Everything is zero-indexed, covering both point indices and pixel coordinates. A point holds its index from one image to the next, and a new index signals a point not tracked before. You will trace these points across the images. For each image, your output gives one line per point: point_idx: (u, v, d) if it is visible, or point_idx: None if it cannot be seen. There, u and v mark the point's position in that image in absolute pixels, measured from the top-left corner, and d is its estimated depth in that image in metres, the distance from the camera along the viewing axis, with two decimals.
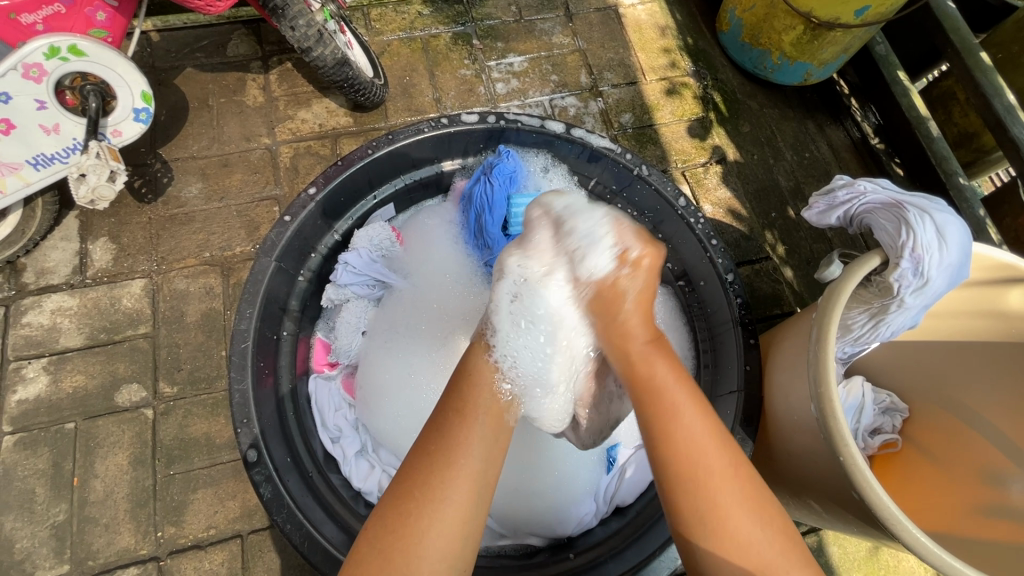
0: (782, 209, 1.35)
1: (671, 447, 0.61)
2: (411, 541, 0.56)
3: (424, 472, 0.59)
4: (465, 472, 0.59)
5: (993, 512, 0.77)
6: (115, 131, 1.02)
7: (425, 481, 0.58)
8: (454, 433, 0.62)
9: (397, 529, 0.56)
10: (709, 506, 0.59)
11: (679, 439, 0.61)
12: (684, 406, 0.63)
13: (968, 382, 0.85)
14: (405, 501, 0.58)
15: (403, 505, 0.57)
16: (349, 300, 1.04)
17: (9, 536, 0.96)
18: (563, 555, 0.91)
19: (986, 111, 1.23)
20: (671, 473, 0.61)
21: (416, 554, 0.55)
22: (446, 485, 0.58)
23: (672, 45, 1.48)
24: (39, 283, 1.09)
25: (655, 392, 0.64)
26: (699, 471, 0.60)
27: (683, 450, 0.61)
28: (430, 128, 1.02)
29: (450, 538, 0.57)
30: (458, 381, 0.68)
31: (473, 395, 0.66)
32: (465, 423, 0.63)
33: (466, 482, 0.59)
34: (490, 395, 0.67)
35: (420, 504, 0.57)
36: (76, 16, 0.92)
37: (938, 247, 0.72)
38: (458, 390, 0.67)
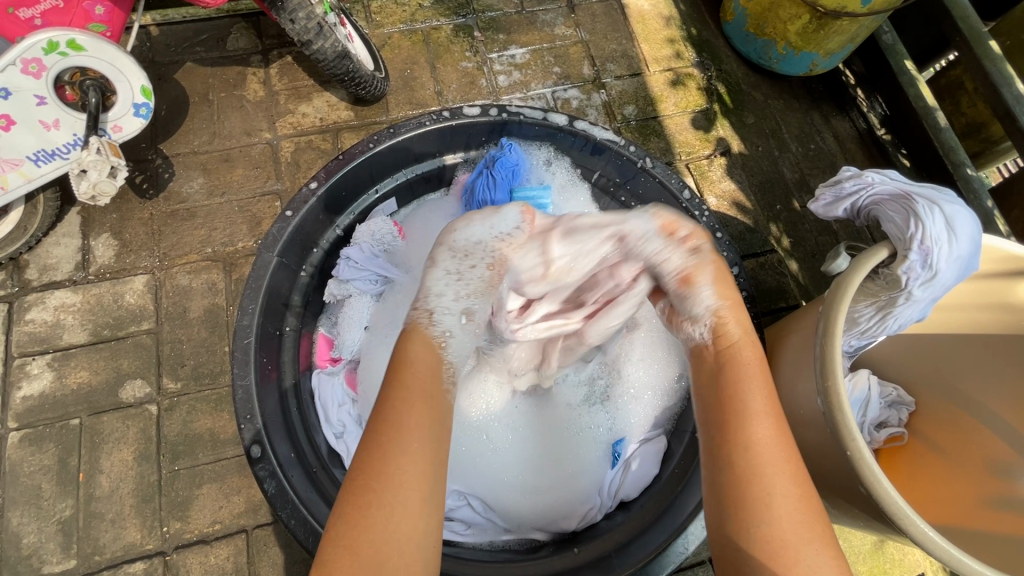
0: (787, 201, 1.34)
1: (740, 442, 0.56)
2: (372, 530, 0.52)
3: (374, 458, 0.55)
4: (415, 455, 0.56)
5: (1002, 504, 0.76)
6: (115, 126, 1.02)
7: (379, 470, 0.54)
8: (392, 415, 0.57)
9: (357, 521, 0.52)
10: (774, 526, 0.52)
11: (755, 449, 0.56)
12: (752, 401, 0.59)
13: (976, 375, 0.84)
14: (363, 469, 0.55)
15: (359, 496, 0.53)
16: (352, 296, 1.04)
17: (16, 532, 0.97)
18: (567, 550, 0.90)
19: (995, 101, 1.21)
20: (737, 486, 0.54)
21: (377, 522, 0.52)
22: (399, 470, 0.54)
23: (675, 35, 1.46)
24: (42, 280, 1.09)
25: (729, 384, 0.60)
26: (762, 469, 0.55)
27: (756, 462, 0.55)
28: (432, 121, 1.01)
29: (412, 525, 0.53)
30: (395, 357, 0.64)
31: (410, 377, 0.61)
32: (407, 405, 0.58)
33: (419, 461, 0.56)
34: (429, 374, 0.63)
35: (376, 494, 0.53)
36: (74, 11, 0.92)
37: (947, 238, 0.71)
38: (393, 373, 0.62)
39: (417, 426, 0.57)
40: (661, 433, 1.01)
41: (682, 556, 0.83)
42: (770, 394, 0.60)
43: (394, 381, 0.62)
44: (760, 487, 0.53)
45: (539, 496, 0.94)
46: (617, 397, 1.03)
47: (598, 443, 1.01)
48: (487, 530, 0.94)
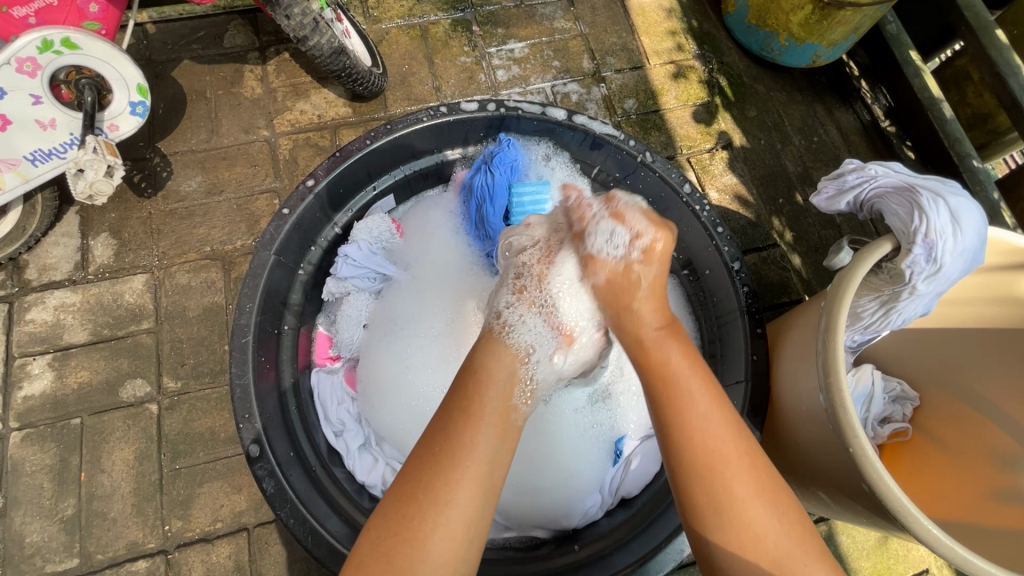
0: (790, 195, 1.32)
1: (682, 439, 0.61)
2: (414, 542, 0.54)
3: (430, 471, 0.58)
4: (471, 475, 0.58)
5: (1003, 497, 0.75)
6: (112, 125, 1.01)
7: (429, 483, 0.57)
8: (457, 432, 0.60)
9: (402, 531, 0.55)
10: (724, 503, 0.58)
11: (703, 449, 0.60)
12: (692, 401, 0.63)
13: (980, 369, 0.83)
14: (409, 503, 0.56)
15: (405, 507, 0.56)
16: (350, 293, 1.02)
17: (19, 531, 0.97)
18: (568, 547, 0.91)
19: (1001, 91, 1.20)
20: (690, 476, 0.60)
21: (419, 558, 0.54)
22: (450, 488, 0.57)
23: (676, 28, 1.45)
24: (41, 280, 1.09)
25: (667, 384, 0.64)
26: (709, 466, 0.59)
27: (703, 457, 0.60)
28: (429, 117, 1.00)
29: (453, 542, 0.55)
30: (464, 379, 0.66)
31: (478, 398, 0.63)
32: (471, 423, 0.61)
33: (471, 484, 0.58)
34: (496, 395, 0.65)
35: (423, 506, 0.56)
36: (68, 8, 0.91)
37: (953, 231, 0.69)
38: (462, 388, 0.65)
39: (478, 445, 0.60)
40: None
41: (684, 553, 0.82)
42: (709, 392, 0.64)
43: (463, 411, 0.62)
44: (719, 489, 0.58)
45: (540, 496, 0.93)
46: (619, 394, 1.01)
47: (599, 440, 0.99)
48: None
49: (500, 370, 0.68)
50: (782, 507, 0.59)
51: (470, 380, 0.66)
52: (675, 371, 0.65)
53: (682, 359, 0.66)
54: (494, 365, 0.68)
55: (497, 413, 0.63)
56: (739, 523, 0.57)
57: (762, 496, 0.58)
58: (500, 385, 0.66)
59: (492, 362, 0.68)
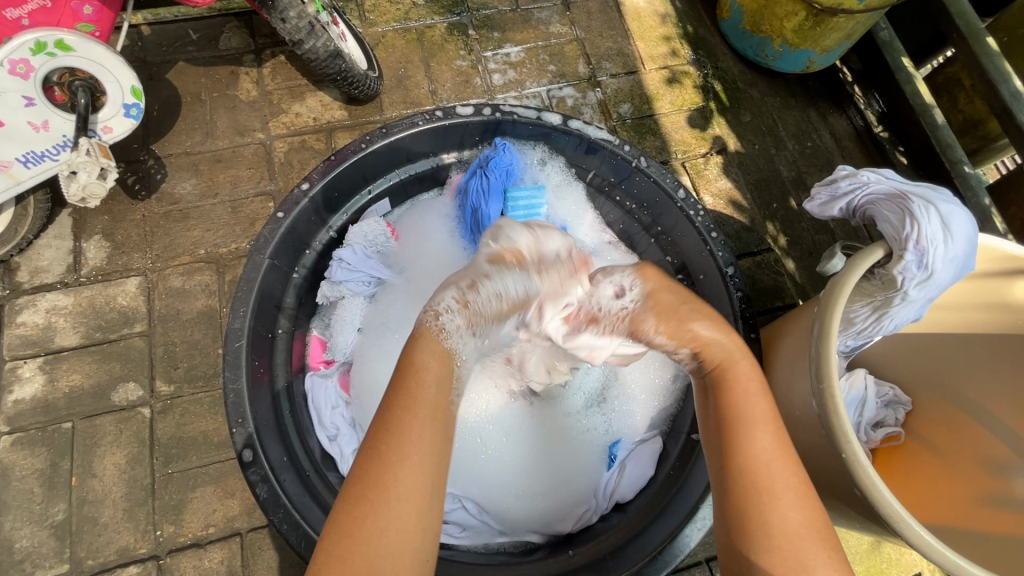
0: (784, 200, 1.33)
1: (749, 453, 0.60)
2: (366, 541, 0.53)
3: (376, 468, 0.56)
4: (415, 466, 0.56)
5: (997, 503, 0.76)
6: (105, 127, 1.01)
7: (377, 482, 0.55)
8: (399, 426, 0.58)
9: (353, 533, 0.53)
10: (774, 521, 0.55)
11: (754, 454, 0.60)
12: (760, 419, 0.63)
13: (972, 375, 0.84)
14: (356, 502, 0.54)
15: (356, 507, 0.54)
16: (345, 297, 1.03)
17: (9, 536, 0.96)
18: (563, 553, 0.90)
19: (992, 97, 1.21)
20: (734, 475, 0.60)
21: (377, 556, 0.52)
22: (395, 483, 0.55)
23: (671, 33, 1.45)
24: (33, 282, 1.08)
25: (734, 402, 0.64)
26: (770, 480, 0.58)
27: (752, 462, 0.59)
28: (425, 121, 1.00)
29: (407, 537, 0.54)
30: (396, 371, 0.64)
31: (417, 388, 0.62)
32: (414, 414, 0.60)
33: (417, 473, 0.56)
34: (434, 383, 0.64)
35: (372, 504, 0.54)
36: (62, 10, 0.91)
37: (943, 238, 0.70)
38: (397, 379, 0.63)
39: (417, 436, 0.58)
40: (657, 433, 1.00)
41: (678, 558, 0.82)
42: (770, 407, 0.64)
43: (401, 399, 0.61)
44: (760, 488, 0.57)
45: (534, 501, 0.93)
46: (612, 399, 1.02)
47: (594, 444, 1.00)
48: (482, 533, 0.93)
49: (429, 361, 0.65)
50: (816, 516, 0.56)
51: (401, 373, 0.63)
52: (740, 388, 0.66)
53: (750, 381, 0.67)
54: (424, 355, 0.66)
55: (436, 398, 0.62)
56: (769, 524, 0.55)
57: (799, 501, 0.57)
58: (433, 370, 0.65)
59: (422, 351, 0.66)
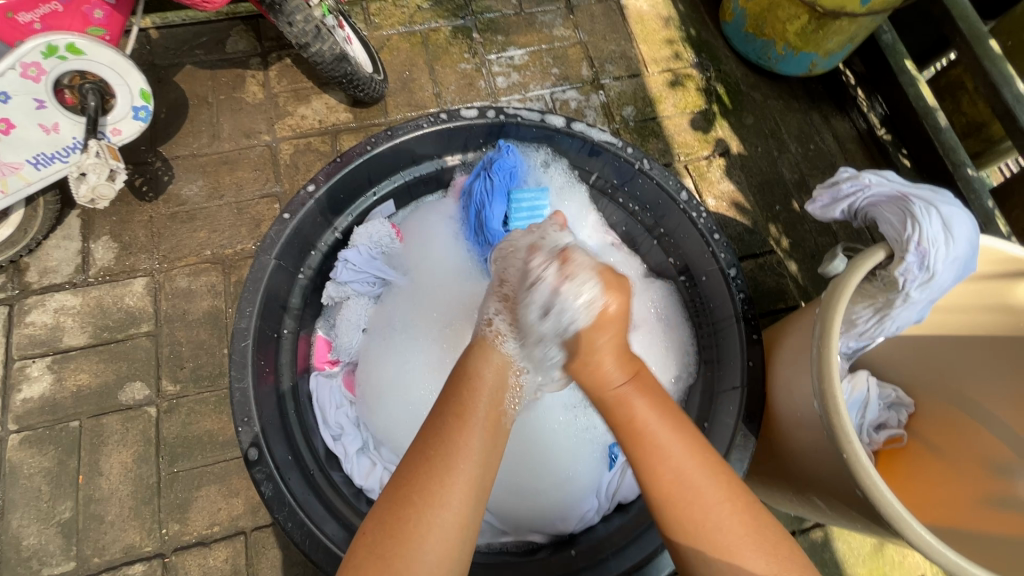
0: (787, 202, 1.34)
1: (653, 467, 0.63)
2: (406, 545, 0.55)
3: (426, 473, 0.58)
4: (463, 479, 0.59)
5: (998, 504, 0.76)
6: (114, 130, 1.02)
7: (425, 487, 0.58)
8: (451, 436, 0.61)
9: (395, 534, 0.56)
10: (698, 523, 0.60)
11: (657, 459, 0.63)
12: (658, 429, 0.65)
13: (974, 376, 0.84)
14: (403, 507, 0.57)
15: (402, 509, 0.57)
16: (350, 297, 1.04)
17: (17, 533, 0.97)
18: (565, 551, 0.91)
19: (995, 101, 1.21)
20: (648, 483, 0.63)
21: (415, 558, 0.55)
22: (443, 491, 0.58)
23: (674, 36, 1.46)
24: (41, 282, 1.10)
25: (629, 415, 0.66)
26: (685, 489, 0.61)
27: (660, 471, 0.62)
28: (429, 123, 1.00)
29: (446, 544, 0.56)
30: (456, 385, 0.67)
31: (473, 402, 0.64)
32: (464, 429, 0.62)
33: (464, 487, 0.59)
34: (487, 402, 0.66)
35: (415, 510, 0.57)
36: (73, 14, 0.92)
37: (944, 240, 0.70)
38: (456, 393, 0.65)
39: (469, 447, 0.61)
40: None
41: None
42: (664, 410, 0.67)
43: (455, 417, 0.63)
44: (680, 495, 0.61)
45: (533, 500, 0.93)
46: None
47: (595, 445, 0.99)
48: (484, 532, 0.95)
49: (487, 374, 0.68)
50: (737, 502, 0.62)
51: (461, 389, 0.66)
52: (628, 398, 0.67)
53: (642, 400, 0.67)
54: (487, 372, 0.68)
55: (489, 419, 0.64)
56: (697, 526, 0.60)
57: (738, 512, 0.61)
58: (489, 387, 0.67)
59: (479, 367, 0.69)
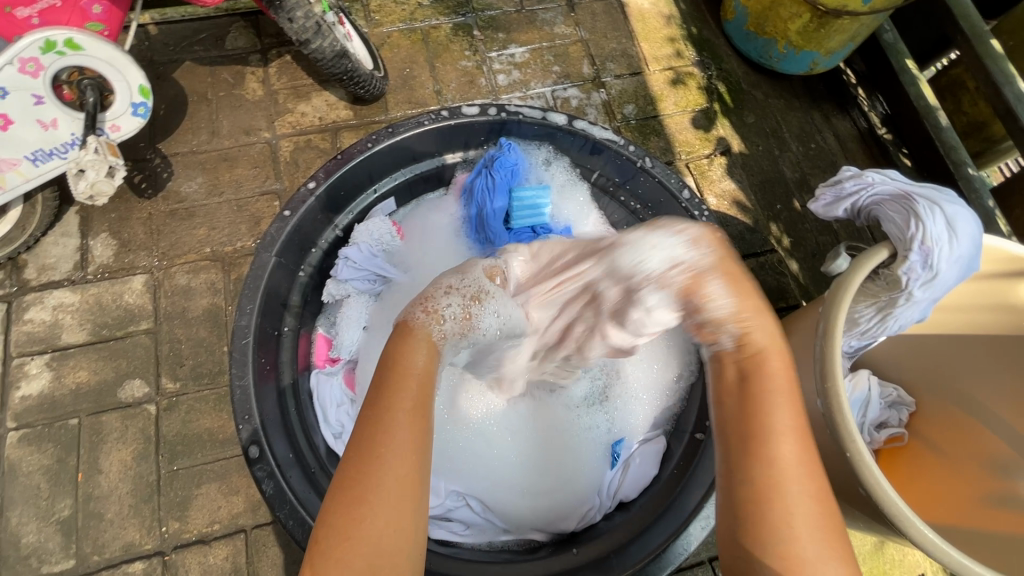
0: (788, 201, 1.33)
1: (763, 455, 0.56)
2: (352, 527, 0.53)
3: (361, 460, 0.55)
4: (397, 448, 0.56)
5: (999, 502, 0.76)
6: (113, 126, 1.01)
7: (363, 472, 0.55)
8: (376, 409, 0.58)
9: (337, 518, 0.54)
10: (787, 527, 0.53)
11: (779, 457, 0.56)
12: (782, 414, 0.58)
13: (976, 375, 0.84)
14: (342, 490, 0.55)
15: (351, 506, 0.54)
16: (350, 296, 1.03)
17: (15, 531, 0.97)
18: (566, 549, 0.90)
19: (997, 99, 1.21)
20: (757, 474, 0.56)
21: (363, 538, 0.53)
22: (378, 466, 0.55)
23: (676, 34, 1.46)
24: (40, 279, 1.09)
25: (758, 390, 0.60)
26: (783, 484, 0.55)
27: (772, 463, 0.56)
28: (430, 121, 1.01)
29: (393, 519, 0.54)
30: (375, 358, 0.64)
31: (396, 376, 0.61)
32: (388, 397, 0.59)
33: (400, 456, 0.56)
34: (409, 365, 0.63)
35: (355, 490, 0.54)
36: (72, 9, 0.92)
37: (948, 239, 0.70)
38: (373, 367, 0.63)
39: (396, 424, 0.57)
40: (661, 433, 1.01)
41: (681, 558, 0.83)
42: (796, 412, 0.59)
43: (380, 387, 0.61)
44: (778, 492, 0.54)
45: (540, 497, 0.94)
46: (616, 397, 1.02)
47: (597, 442, 1.00)
48: (485, 531, 0.94)
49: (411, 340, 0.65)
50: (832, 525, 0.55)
51: (381, 360, 0.64)
52: (767, 394, 0.59)
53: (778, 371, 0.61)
54: (405, 339, 0.66)
55: (415, 382, 0.61)
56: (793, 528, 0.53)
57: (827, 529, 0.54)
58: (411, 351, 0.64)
59: (398, 338, 0.66)
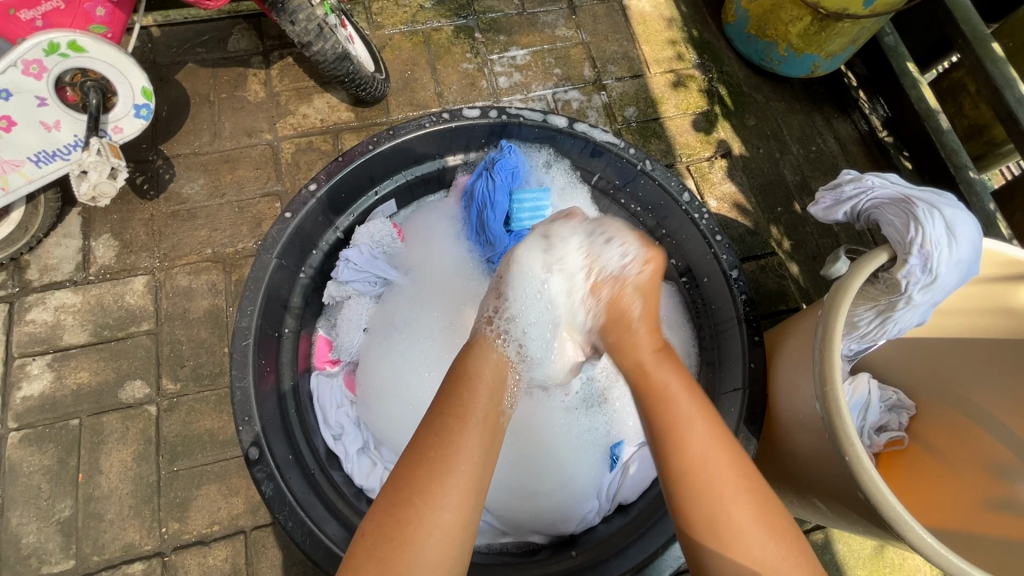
0: (788, 204, 1.34)
1: (684, 455, 0.62)
2: (409, 545, 0.55)
3: (423, 474, 0.59)
4: (462, 476, 0.59)
5: (998, 505, 0.76)
6: (115, 127, 1.02)
7: (424, 487, 0.58)
8: (449, 436, 0.62)
9: (394, 536, 0.56)
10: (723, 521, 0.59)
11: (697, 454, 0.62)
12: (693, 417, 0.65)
13: (976, 379, 0.84)
14: (404, 507, 0.57)
15: (402, 512, 0.57)
16: (351, 297, 1.03)
17: (16, 531, 0.97)
18: (565, 552, 0.91)
19: (997, 103, 1.21)
20: (681, 475, 0.61)
21: (416, 561, 0.55)
22: (444, 491, 0.58)
23: (677, 37, 1.46)
24: (42, 280, 1.10)
25: (666, 398, 0.66)
26: (713, 482, 0.61)
27: (697, 463, 0.62)
28: (431, 123, 1.00)
29: (447, 542, 0.56)
30: (451, 384, 0.68)
31: (469, 400, 0.65)
32: (464, 427, 0.63)
33: (463, 483, 0.59)
34: (488, 397, 0.67)
35: (417, 509, 0.57)
36: (75, 12, 0.92)
37: (948, 243, 0.70)
38: (454, 392, 0.66)
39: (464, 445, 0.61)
40: None
41: (680, 560, 0.82)
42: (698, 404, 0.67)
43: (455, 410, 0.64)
44: (708, 490, 0.60)
45: (537, 501, 0.93)
46: (615, 401, 1.02)
47: (596, 446, 0.99)
48: (485, 534, 0.94)
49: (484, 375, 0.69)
50: (769, 515, 0.60)
51: (461, 385, 0.67)
52: (672, 395, 0.66)
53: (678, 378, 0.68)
54: (485, 370, 0.70)
55: (488, 416, 0.65)
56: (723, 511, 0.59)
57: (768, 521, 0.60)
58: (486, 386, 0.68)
59: (475, 364, 0.71)
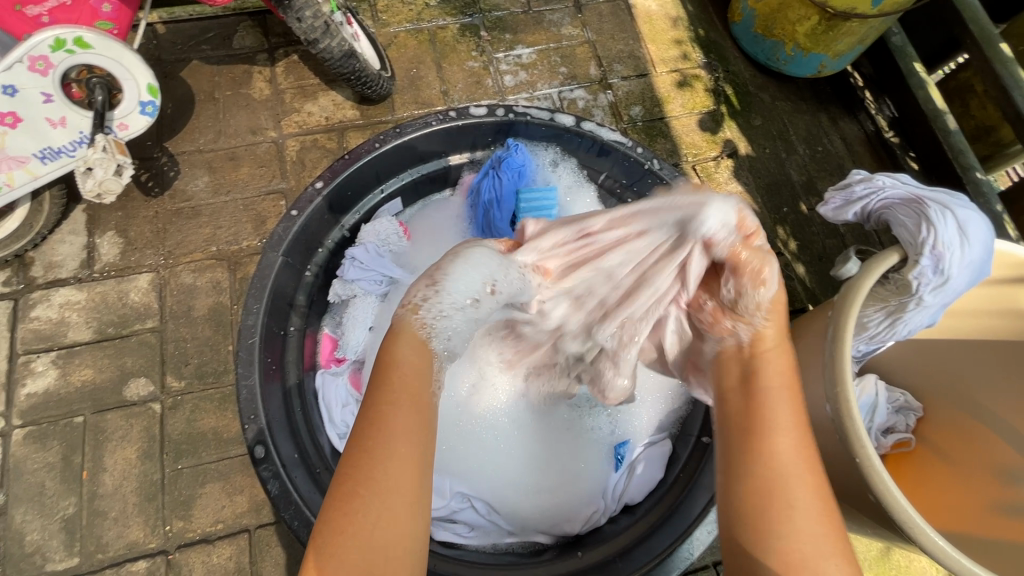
0: (794, 204, 1.33)
1: (762, 432, 0.60)
2: (358, 536, 0.52)
3: (364, 463, 0.55)
4: (404, 459, 0.56)
5: (1005, 510, 0.76)
6: (121, 124, 1.01)
7: (364, 476, 0.55)
8: (384, 419, 0.58)
9: (343, 529, 0.53)
10: (779, 505, 0.56)
11: (779, 460, 0.58)
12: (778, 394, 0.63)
13: (984, 381, 0.83)
14: (348, 500, 0.54)
15: (346, 506, 0.54)
16: (357, 296, 1.02)
17: (20, 529, 0.97)
18: (571, 553, 0.90)
19: (1006, 103, 1.20)
20: (755, 458, 0.59)
21: (370, 548, 0.52)
22: (386, 478, 0.55)
23: (683, 36, 1.45)
24: (46, 277, 1.09)
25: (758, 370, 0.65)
26: (781, 464, 0.58)
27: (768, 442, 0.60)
28: (438, 121, 1.01)
29: (399, 529, 0.54)
30: (378, 369, 0.64)
31: (393, 379, 0.62)
32: (400, 409, 0.59)
33: (408, 467, 0.56)
34: (409, 376, 0.63)
35: (363, 499, 0.54)
36: (81, 8, 0.92)
37: (960, 243, 0.70)
38: (380, 376, 0.63)
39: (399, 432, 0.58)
40: (666, 436, 1.01)
41: (688, 561, 0.84)
42: (799, 410, 0.62)
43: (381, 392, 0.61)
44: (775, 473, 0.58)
45: (543, 501, 0.94)
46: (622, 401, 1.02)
47: (602, 445, 0.99)
48: (490, 533, 0.94)
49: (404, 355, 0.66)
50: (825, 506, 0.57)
51: (384, 368, 0.63)
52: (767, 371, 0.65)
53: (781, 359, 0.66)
54: (409, 352, 0.66)
55: (416, 395, 0.62)
56: (783, 523, 0.55)
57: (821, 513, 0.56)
58: (409, 363, 0.65)
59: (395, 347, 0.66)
